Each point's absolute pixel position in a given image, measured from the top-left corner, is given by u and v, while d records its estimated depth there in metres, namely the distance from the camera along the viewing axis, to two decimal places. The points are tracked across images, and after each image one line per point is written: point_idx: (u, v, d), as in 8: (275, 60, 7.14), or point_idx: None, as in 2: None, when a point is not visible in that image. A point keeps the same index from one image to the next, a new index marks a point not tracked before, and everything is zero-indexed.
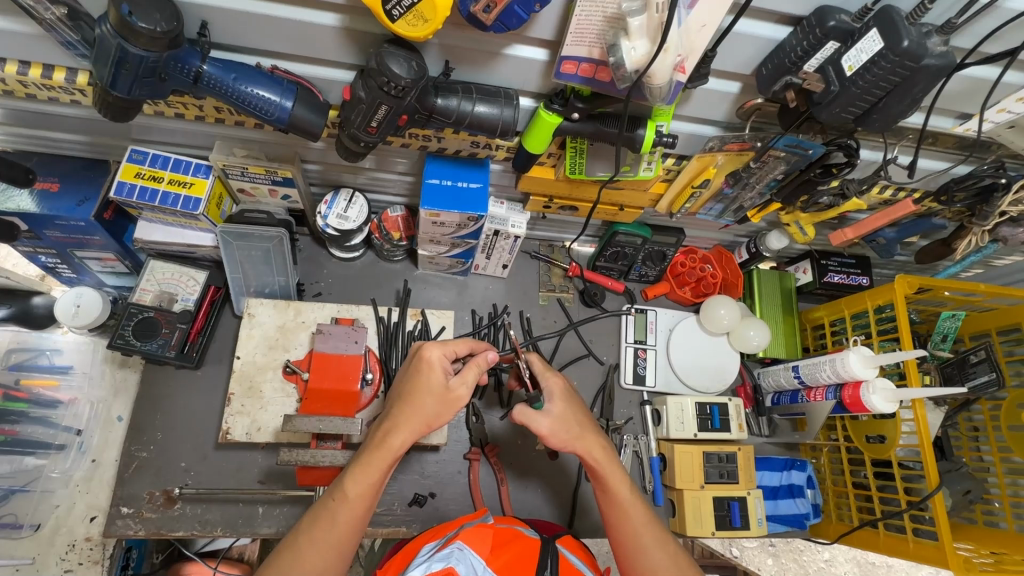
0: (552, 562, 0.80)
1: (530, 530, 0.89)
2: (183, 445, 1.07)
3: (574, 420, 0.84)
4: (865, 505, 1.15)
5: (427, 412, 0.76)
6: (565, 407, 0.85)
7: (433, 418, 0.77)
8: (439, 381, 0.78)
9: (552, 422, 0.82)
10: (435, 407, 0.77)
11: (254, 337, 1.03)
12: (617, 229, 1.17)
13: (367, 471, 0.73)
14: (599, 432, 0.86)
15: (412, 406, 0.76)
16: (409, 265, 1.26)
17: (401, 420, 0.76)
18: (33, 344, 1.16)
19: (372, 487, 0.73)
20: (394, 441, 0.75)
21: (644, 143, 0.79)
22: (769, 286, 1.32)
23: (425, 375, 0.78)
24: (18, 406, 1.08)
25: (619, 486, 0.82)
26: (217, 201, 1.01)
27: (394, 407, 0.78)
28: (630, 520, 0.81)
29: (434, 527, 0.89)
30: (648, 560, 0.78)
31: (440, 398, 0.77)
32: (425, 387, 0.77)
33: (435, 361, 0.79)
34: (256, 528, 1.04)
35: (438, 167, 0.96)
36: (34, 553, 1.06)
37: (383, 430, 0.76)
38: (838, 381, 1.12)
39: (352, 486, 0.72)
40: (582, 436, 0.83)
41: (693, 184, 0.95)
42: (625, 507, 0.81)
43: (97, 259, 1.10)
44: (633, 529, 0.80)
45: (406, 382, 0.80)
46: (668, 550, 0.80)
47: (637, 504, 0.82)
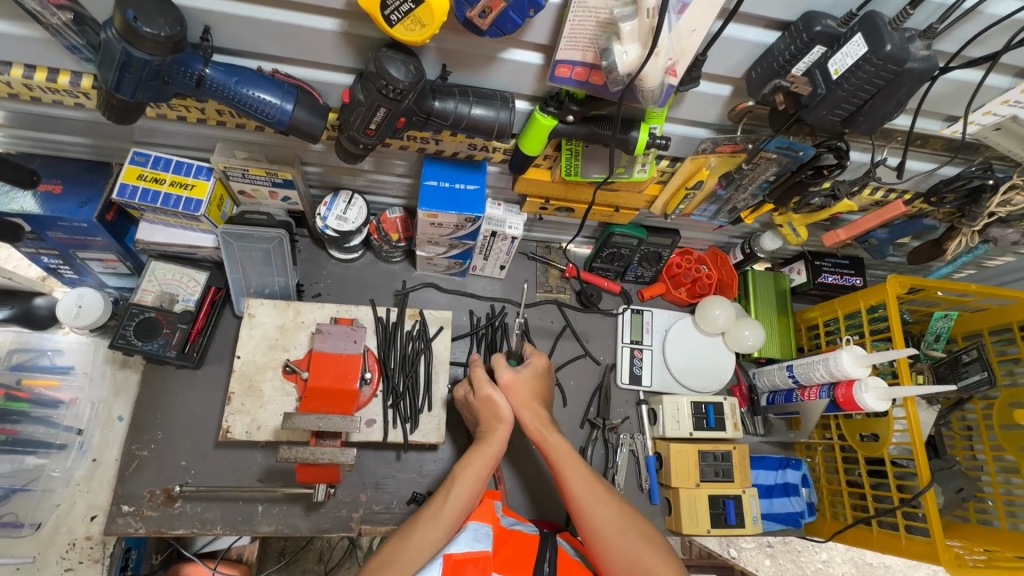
0: (549, 556, 0.82)
1: (529, 526, 0.90)
2: (183, 444, 1.08)
3: (525, 386, 0.95)
4: (859, 504, 1.16)
5: (488, 413, 0.92)
6: (531, 375, 0.97)
7: (499, 414, 0.91)
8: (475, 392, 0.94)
9: (509, 377, 0.95)
10: (488, 408, 0.92)
11: (254, 337, 1.04)
12: (613, 231, 1.19)
13: (475, 466, 0.86)
14: (544, 404, 0.96)
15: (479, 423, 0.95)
16: (407, 265, 1.27)
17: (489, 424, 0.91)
18: (35, 344, 1.17)
19: (479, 476, 0.84)
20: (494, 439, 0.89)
21: (638, 145, 0.79)
22: (764, 287, 1.34)
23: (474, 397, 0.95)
24: (18, 406, 1.09)
25: (559, 446, 0.90)
26: (218, 202, 1.02)
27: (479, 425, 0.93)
28: (572, 477, 0.87)
29: None
30: (594, 519, 0.83)
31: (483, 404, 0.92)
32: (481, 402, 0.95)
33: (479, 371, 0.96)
34: (256, 526, 1.05)
35: (436, 169, 0.97)
36: (35, 552, 1.07)
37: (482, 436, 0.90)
38: (832, 380, 1.14)
39: (462, 479, 0.84)
40: (527, 403, 0.94)
41: (687, 186, 0.97)
42: (561, 461, 0.89)
43: (99, 261, 1.12)
44: (575, 484, 0.87)
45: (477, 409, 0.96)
46: (612, 508, 0.84)
47: (581, 465, 0.88)
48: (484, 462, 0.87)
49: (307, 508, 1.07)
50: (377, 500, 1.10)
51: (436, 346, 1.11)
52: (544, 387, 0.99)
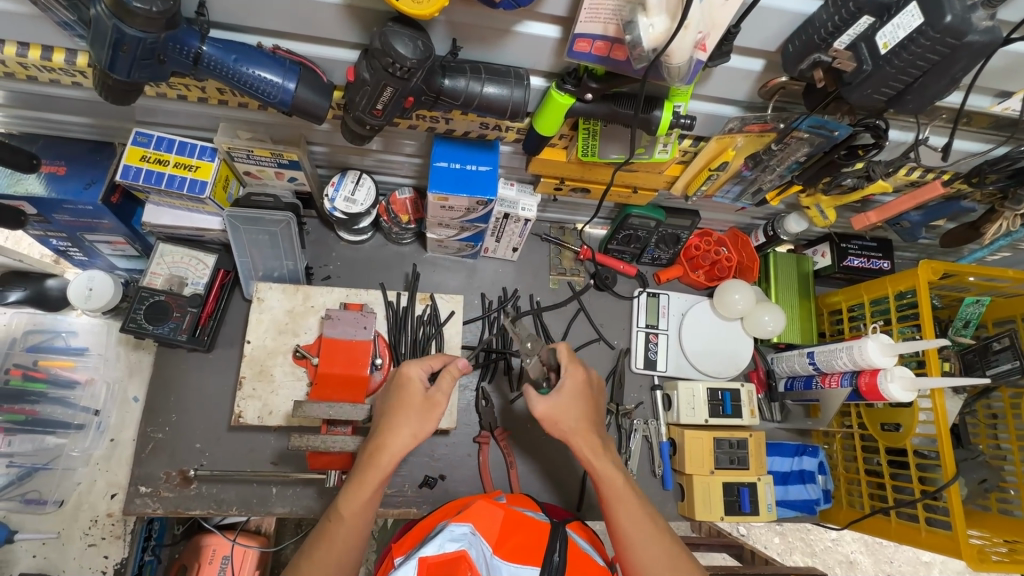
0: (560, 546, 0.77)
1: (540, 514, 0.87)
2: (198, 427, 1.09)
3: (567, 411, 0.88)
4: (877, 493, 1.14)
5: (411, 422, 0.79)
6: (569, 399, 0.89)
7: (418, 429, 0.80)
8: (419, 392, 0.82)
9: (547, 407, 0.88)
10: (417, 419, 0.80)
11: (264, 322, 1.03)
12: (630, 212, 1.14)
13: (360, 489, 0.76)
14: (594, 424, 0.89)
15: (394, 421, 0.79)
16: (418, 247, 1.24)
17: (387, 437, 0.78)
18: (49, 326, 1.17)
19: (361, 503, 0.75)
20: (386, 457, 0.77)
21: (661, 125, 0.75)
22: (786, 270, 1.29)
23: (407, 390, 0.82)
24: (36, 386, 1.11)
25: (612, 479, 0.84)
26: (224, 184, 1.00)
27: (380, 427, 0.80)
28: (625, 514, 0.81)
29: (445, 505, 0.90)
30: (641, 555, 0.79)
31: (424, 410, 0.81)
32: (405, 403, 0.81)
33: (415, 376, 0.84)
34: (271, 507, 1.06)
35: (446, 149, 0.93)
36: (59, 528, 1.10)
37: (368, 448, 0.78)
38: (855, 368, 1.10)
39: (345, 507, 0.75)
40: (574, 429, 0.88)
41: (710, 167, 0.92)
42: (615, 496, 0.83)
43: (107, 243, 1.10)
44: (626, 521, 0.81)
45: (388, 403, 0.83)
46: (662, 547, 0.79)
47: (631, 499, 0.83)
48: (370, 479, 0.76)
49: (320, 491, 1.08)
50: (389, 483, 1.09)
51: (448, 332, 1.08)
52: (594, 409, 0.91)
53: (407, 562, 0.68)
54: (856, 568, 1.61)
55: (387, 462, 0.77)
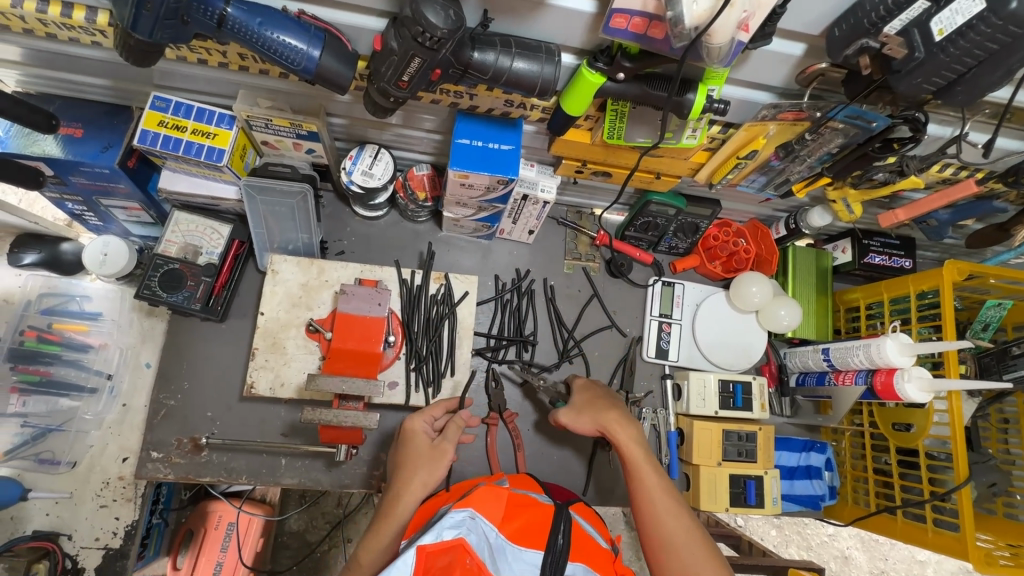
0: (564, 529, 0.76)
1: (545, 496, 0.86)
2: (209, 396, 1.09)
3: (586, 407, 0.98)
4: (884, 492, 1.14)
5: (422, 470, 0.83)
6: (586, 397, 1.00)
7: (431, 477, 0.82)
8: (426, 441, 0.87)
9: (571, 416, 0.98)
10: (427, 468, 0.83)
11: (278, 294, 1.02)
12: (651, 198, 1.12)
13: (377, 537, 0.79)
14: (617, 408, 0.94)
15: (404, 472, 0.83)
16: (433, 226, 1.23)
17: (401, 485, 0.82)
18: (63, 290, 1.18)
19: (381, 554, 0.77)
20: (401, 509, 0.80)
21: (694, 109, 0.73)
22: (804, 265, 1.28)
23: (415, 442, 0.87)
24: (50, 348, 1.13)
25: (633, 453, 0.88)
26: (241, 153, 0.98)
27: (395, 477, 0.85)
28: (645, 487, 0.84)
29: (449, 490, 0.90)
30: (661, 527, 0.81)
31: (431, 456, 0.85)
32: (414, 454, 0.86)
33: (419, 428, 0.89)
34: (279, 478, 1.07)
35: (469, 126, 0.91)
36: (71, 488, 1.12)
37: (387, 504, 0.81)
38: (871, 367, 1.09)
39: (364, 555, 0.77)
40: (600, 413, 0.94)
41: (738, 155, 0.89)
42: (637, 469, 0.86)
43: (123, 208, 1.10)
44: (647, 493, 0.84)
45: (399, 456, 0.88)
46: (682, 520, 0.81)
47: (655, 474, 0.85)
48: (388, 527, 0.78)
49: (329, 464, 1.09)
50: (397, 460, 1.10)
51: (461, 312, 1.08)
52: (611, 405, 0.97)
53: (406, 551, 0.68)
54: (851, 563, 1.63)
55: (403, 513, 0.80)
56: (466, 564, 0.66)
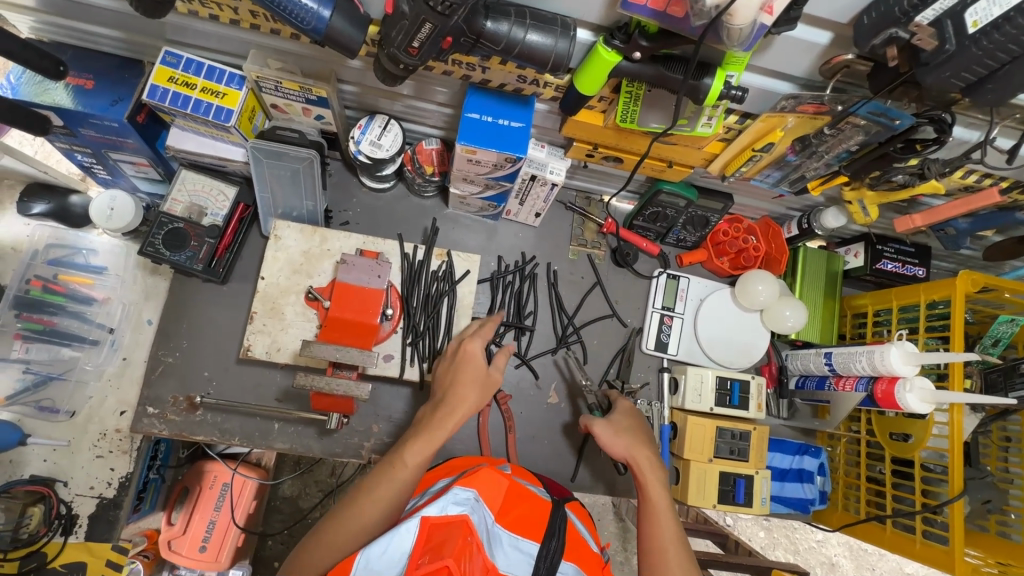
0: (560, 532, 0.74)
1: (541, 491, 0.86)
2: (207, 357, 1.10)
3: (624, 431, 0.97)
4: (875, 500, 1.12)
5: (471, 393, 0.88)
6: (625, 421, 0.99)
7: (478, 402, 0.89)
8: (481, 367, 0.93)
9: (606, 429, 0.97)
10: (479, 391, 0.89)
11: (279, 259, 1.02)
12: (661, 187, 1.10)
13: (425, 442, 0.80)
14: (651, 448, 0.95)
15: (460, 389, 0.88)
16: (439, 202, 1.21)
17: (455, 398, 0.87)
18: (71, 242, 1.20)
19: (426, 454, 0.79)
20: (451, 417, 0.84)
21: (709, 94, 0.70)
22: (814, 266, 1.26)
23: (470, 363, 0.92)
24: (54, 299, 1.16)
25: (658, 497, 0.87)
26: (249, 114, 0.98)
27: (445, 391, 0.89)
28: (662, 533, 0.83)
29: (450, 462, 0.91)
30: None
31: (484, 381, 0.91)
32: (470, 373, 0.91)
33: (476, 351, 0.94)
34: (272, 441, 1.08)
35: (480, 100, 0.89)
36: (69, 437, 1.14)
37: (438, 414, 0.85)
38: (873, 374, 1.07)
39: (410, 456, 0.79)
40: (635, 446, 0.94)
41: (754, 147, 0.87)
42: (657, 512, 0.85)
43: (131, 163, 1.10)
44: (661, 540, 0.83)
45: (450, 372, 0.92)
46: None
47: (674, 526, 0.85)
48: (439, 429, 0.82)
49: (321, 432, 1.09)
50: (389, 432, 1.11)
51: (461, 290, 1.07)
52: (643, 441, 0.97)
53: (408, 519, 0.66)
54: (837, 570, 1.62)
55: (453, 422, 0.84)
56: (466, 541, 0.64)
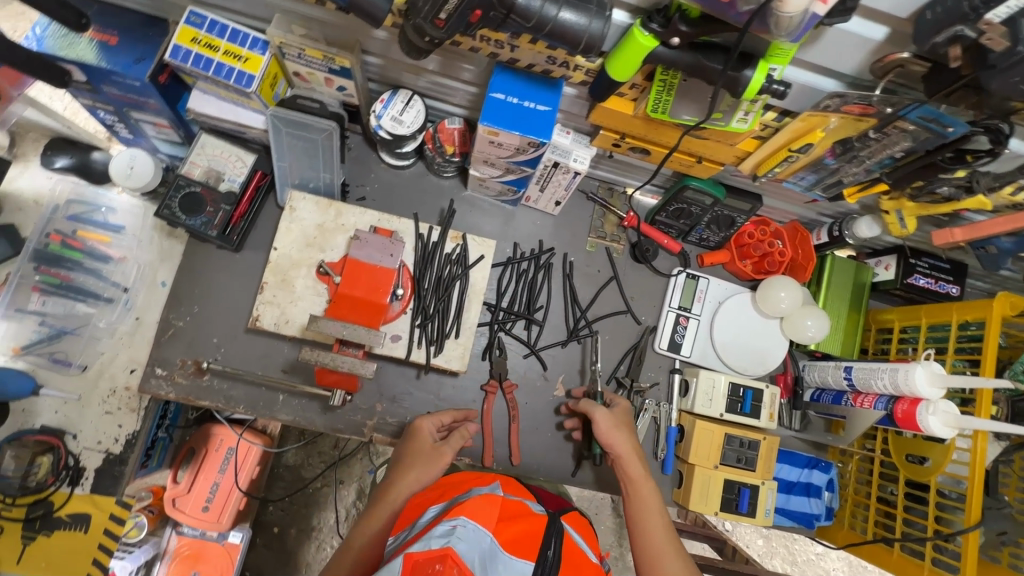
0: (555, 544, 0.71)
1: (535, 505, 0.80)
2: (217, 323, 1.10)
3: (620, 425, 0.98)
4: (884, 522, 1.09)
5: (418, 466, 0.89)
6: (622, 416, 1.01)
7: (425, 473, 0.88)
8: (429, 442, 0.94)
9: (606, 417, 0.98)
10: (424, 466, 0.89)
11: (293, 231, 1.01)
12: (688, 183, 1.06)
13: (369, 521, 0.83)
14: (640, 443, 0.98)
15: (405, 463, 0.90)
16: (458, 183, 1.19)
17: (398, 474, 0.88)
18: (90, 198, 1.20)
19: (373, 536, 0.81)
20: (393, 496, 0.85)
21: (749, 87, 0.66)
22: (841, 277, 1.21)
23: (419, 439, 0.94)
24: (72, 254, 1.17)
25: (648, 492, 0.91)
26: (271, 81, 0.96)
27: (395, 468, 0.91)
28: (653, 524, 0.88)
29: (449, 478, 0.83)
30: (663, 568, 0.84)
31: (430, 454, 0.91)
32: (416, 449, 0.92)
33: (425, 429, 0.96)
34: (275, 412, 1.08)
35: (507, 80, 0.86)
36: (80, 391, 1.15)
37: (381, 494, 0.86)
38: (894, 394, 1.03)
39: (358, 537, 0.81)
40: (625, 443, 0.96)
41: (791, 146, 0.82)
42: (646, 505, 0.90)
43: (152, 124, 1.09)
44: (653, 531, 0.87)
45: (403, 450, 0.94)
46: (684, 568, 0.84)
47: (664, 517, 0.89)
48: (382, 511, 0.84)
49: (324, 407, 1.09)
50: (391, 412, 1.10)
51: (473, 275, 1.06)
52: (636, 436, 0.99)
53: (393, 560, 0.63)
54: None
55: (395, 503, 0.84)
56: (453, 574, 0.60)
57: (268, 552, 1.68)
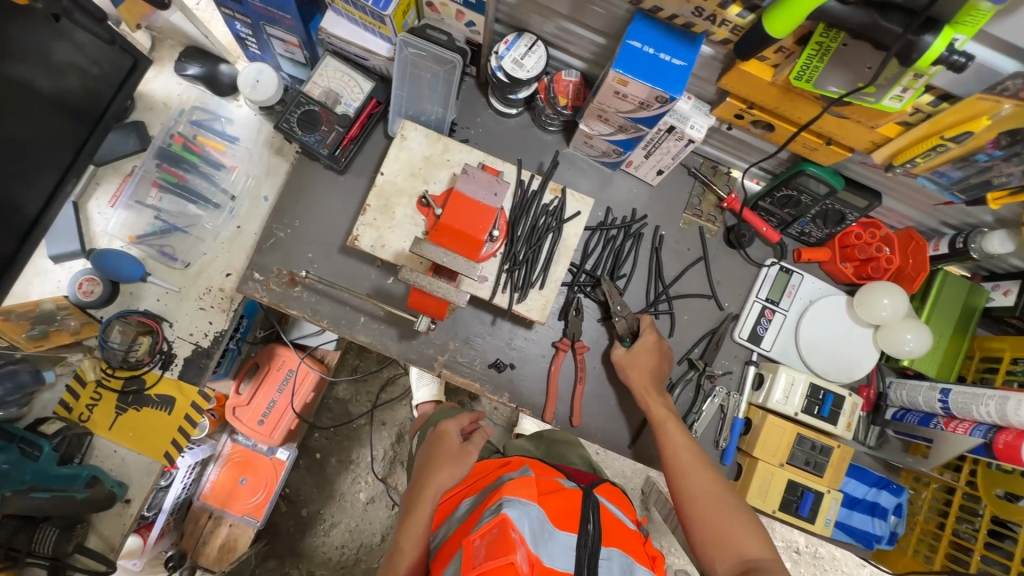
0: (594, 516, 0.73)
1: (568, 482, 0.82)
2: (314, 239, 1.15)
3: (638, 363, 1.06)
4: (955, 556, 1.05)
5: (448, 465, 0.89)
6: (643, 354, 1.07)
7: (456, 473, 0.88)
8: (455, 442, 0.93)
9: (624, 354, 1.07)
10: (454, 464, 0.89)
11: (400, 159, 1.04)
12: (806, 168, 1.01)
13: (412, 524, 0.83)
14: (659, 376, 1.06)
15: (433, 464, 0.89)
16: (560, 139, 1.18)
17: (429, 477, 0.88)
18: (212, 108, 1.29)
19: (418, 542, 0.81)
20: (426, 498, 0.85)
21: (926, 56, 0.62)
22: (950, 293, 1.13)
23: (445, 440, 0.93)
24: (191, 157, 1.26)
25: (661, 415, 1.01)
26: (404, 9, 0.98)
27: (419, 472, 0.90)
28: (673, 441, 0.97)
29: (472, 476, 0.88)
30: (685, 476, 0.92)
31: (459, 453, 0.91)
32: (443, 450, 0.92)
33: (451, 430, 0.95)
34: (354, 332, 1.12)
35: (644, 30, 0.84)
36: (180, 285, 1.24)
37: (416, 500, 0.86)
38: (995, 423, 0.96)
39: (404, 543, 0.81)
40: (643, 377, 1.05)
41: (945, 134, 0.76)
42: (663, 425, 0.99)
43: (282, 41, 1.14)
44: (672, 444, 0.96)
45: (426, 453, 0.93)
46: (706, 477, 0.92)
47: (683, 435, 0.97)
48: (422, 513, 0.84)
49: (401, 334, 1.13)
50: (463, 352, 1.13)
51: (567, 230, 1.05)
52: (659, 368, 1.07)
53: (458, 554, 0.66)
54: None
55: (433, 496, 0.85)
56: (511, 536, 0.63)
57: (308, 475, 1.75)
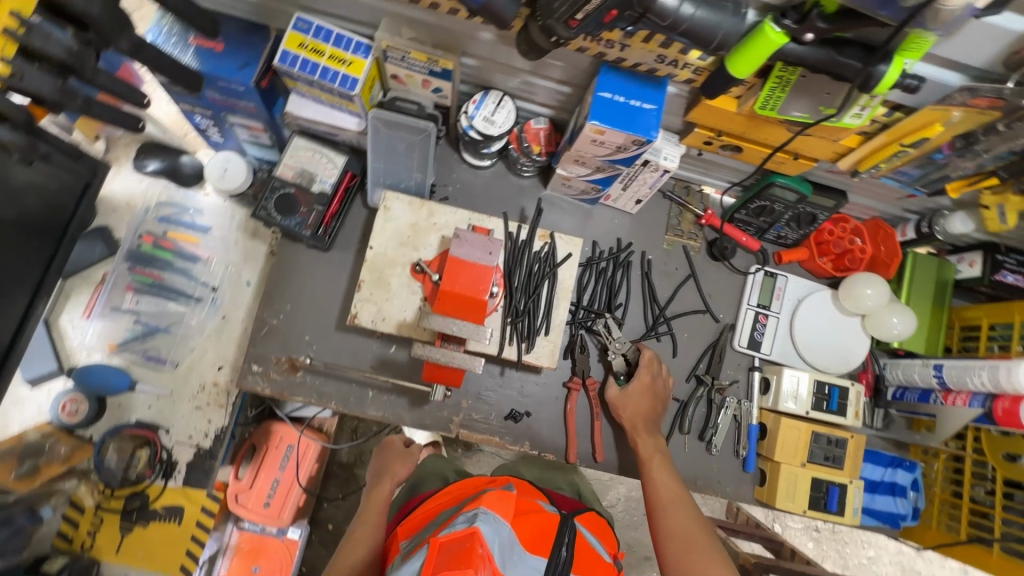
0: (568, 542, 0.72)
1: (549, 505, 0.81)
2: (309, 320, 1.13)
3: (633, 401, 1.08)
4: (978, 521, 1.09)
5: (395, 463, 1.10)
6: (638, 392, 1.08)
7: (402, 467, 1.10)
8: (400, 446, 1.14)
9: (618, 394, 1.08)
10: (402, 461, 1.11)
11: (388, 230, 1.03)
12: (776, 180, 1.06)
13: (372, 504, 1.03)
14: (654, 413, 1.08)
15: (383, 463, 1.11)
16: (538, 183, 1.20)
17: (382, 472, 1.09)
18: (179, 201, 1.26)
19: (378, 520, 1.00)
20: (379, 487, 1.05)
21: (882, 83, 0.67)
22: (923, 273, 1.20)
23: (392, 447, 1.15)
24: (163, 255, 1.22)
25: (650, 451, 1.04)
26: (370, 85, 0.98)
27: (374, 473, 1.11)
28: (658, 477, 1.00)
29: (460, 483, 0.85)
30: (667, 509, 0.94)
31: (405, 453, 1.13)
32: (391, 453, 1.13)
33: (395, 439, 1.16)
34: (364, 408, 1.10)
35: (611, 79, 0.87)
36: (172, 387, 1.19)
37: (372, 493, 1.05)
38: (991, 391, 1.01)
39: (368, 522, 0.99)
40: (637, 415, 1.08)
41: (903, 141, 0.82)
42: (648, 461, 1.03)
43: (246, 128, 1.13)
44: (659, 480, 0.99)
45: (376, 461, 1.14)
46: (688, 511, 0.94)
47: (671, 472, 1.01)
48: (378, 498, 1.04)
49: (413, 402, 1.11)
50: (478, 409, 1.12)
51: (562, 273, 1.06)
52: (654, 409, 1.08)
53: (419, 551, 0.65)
54: None
55: (388, 486, 1.06)
56: (480, 550, 0.61)
57: (324, 552, 1.69)
